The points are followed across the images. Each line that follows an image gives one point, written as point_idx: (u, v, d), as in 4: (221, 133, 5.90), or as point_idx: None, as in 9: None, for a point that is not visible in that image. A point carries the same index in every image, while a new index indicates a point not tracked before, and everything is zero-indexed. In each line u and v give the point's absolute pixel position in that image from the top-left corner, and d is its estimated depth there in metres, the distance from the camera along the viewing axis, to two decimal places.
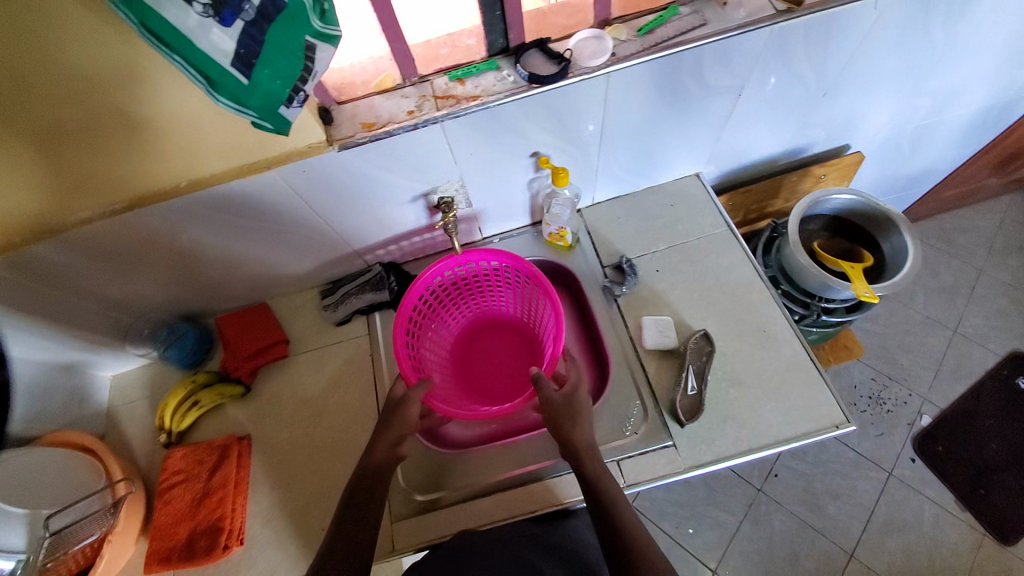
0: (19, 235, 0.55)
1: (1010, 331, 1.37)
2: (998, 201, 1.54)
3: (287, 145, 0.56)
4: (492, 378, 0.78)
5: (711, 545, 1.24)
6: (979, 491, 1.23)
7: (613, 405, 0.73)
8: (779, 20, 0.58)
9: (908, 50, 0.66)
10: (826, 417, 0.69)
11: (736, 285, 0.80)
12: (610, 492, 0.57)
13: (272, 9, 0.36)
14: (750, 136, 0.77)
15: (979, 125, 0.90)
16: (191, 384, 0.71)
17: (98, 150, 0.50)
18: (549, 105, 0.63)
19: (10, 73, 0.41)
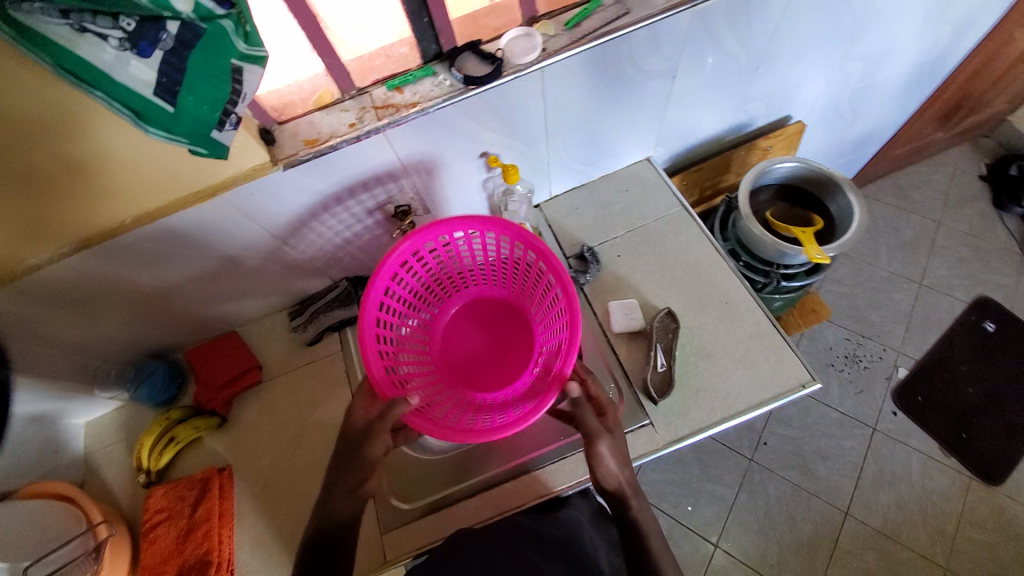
0: None
1: (968, 279, 1.57)
2: (948, 154, 1.75)
3: (231, 170, 0.61)
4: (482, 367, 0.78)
5: (712, 520, 1.34)
6: (962, 435, 1.39)
7: None
8: (697, 3, 0.65)
9: (830, 11, 0.79)
10: (793, 378, 0.73)
11: (697, 262, 0.84)
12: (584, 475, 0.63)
13: (190, 36, 0.40)
14: (692, 116, 0.88)
15: (914, 80, 1.12)
16: (167, 421, 0.81)
17: (48, 197, 0.56)
18: (488, 104, 0.66)
19: None
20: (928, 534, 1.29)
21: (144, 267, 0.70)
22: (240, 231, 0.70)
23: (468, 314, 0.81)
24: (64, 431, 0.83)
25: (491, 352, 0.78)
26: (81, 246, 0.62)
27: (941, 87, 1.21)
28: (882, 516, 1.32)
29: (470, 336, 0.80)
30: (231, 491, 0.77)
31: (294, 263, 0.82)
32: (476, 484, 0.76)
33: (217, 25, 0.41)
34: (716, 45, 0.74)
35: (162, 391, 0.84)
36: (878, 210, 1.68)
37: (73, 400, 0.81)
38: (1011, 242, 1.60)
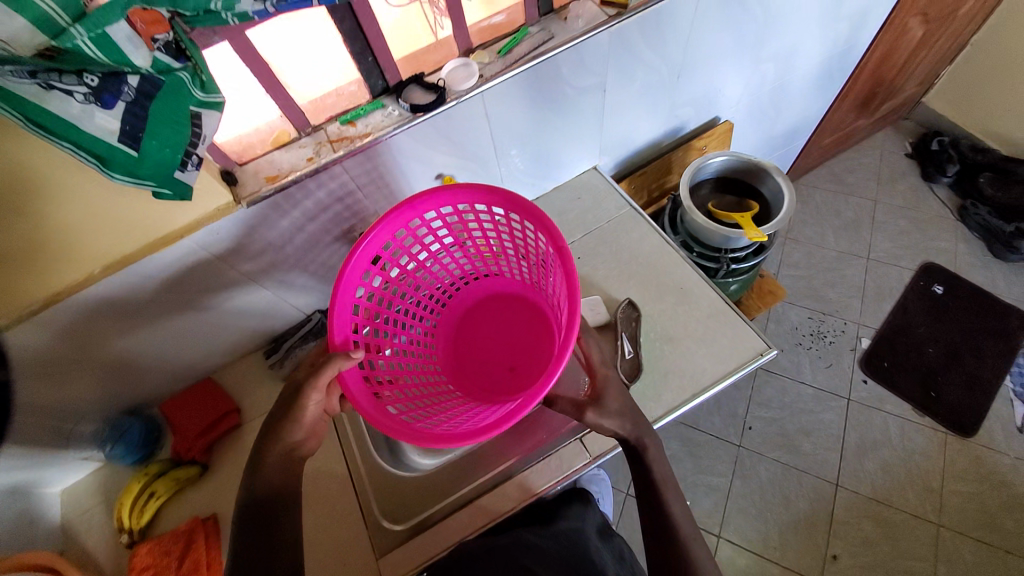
0: None
1: (911, 248, 1.68)
2: (873, 138, 1.90)
3: (197, 212, 0.65)
4: (483, 369, 0.75)
5: (710, 511, 1.35)
6: (930, 394, 1.46)
7: (564, 384, 0.80)
8: (613, 23, 0.73)
9: (734, 19, 0.88)
10: (750, 348, 0.79)
11: (651, 254, 0.90)
12: None
13: (150, 87, 0.45)
14: (629, 123, 0.96)
15: (824, 75, 1.24)
16: (145, 476, 0.81)
17: (15, 253, 0.58)
18: (436, 128, 0.72)
19: None
20: (915, 494, 1.34)
21: (116, 319, 0.71)
22: (209, 271, 0.73)
23: (463, 319, 0.79)
24: (39, 501, 0.80)
25: (498, 356, 0.76)
26: (49, 302, 0.63)
27: (852, 78, 1.34)
28: (871, 482, 1.36)
29: (468, 340, 0.77)
30: (218, 539, 0.76)
31: (266, 298, 0.84)
32: (465, 494, 0.76)
33: (173, 76, 0.46)
34: (637, 59, 0.82)
35: (139, 446, 0.84)
36: (820, 196, 1.80)
37: (45, 470, 0.79)
38: (942, 210, 1.74)
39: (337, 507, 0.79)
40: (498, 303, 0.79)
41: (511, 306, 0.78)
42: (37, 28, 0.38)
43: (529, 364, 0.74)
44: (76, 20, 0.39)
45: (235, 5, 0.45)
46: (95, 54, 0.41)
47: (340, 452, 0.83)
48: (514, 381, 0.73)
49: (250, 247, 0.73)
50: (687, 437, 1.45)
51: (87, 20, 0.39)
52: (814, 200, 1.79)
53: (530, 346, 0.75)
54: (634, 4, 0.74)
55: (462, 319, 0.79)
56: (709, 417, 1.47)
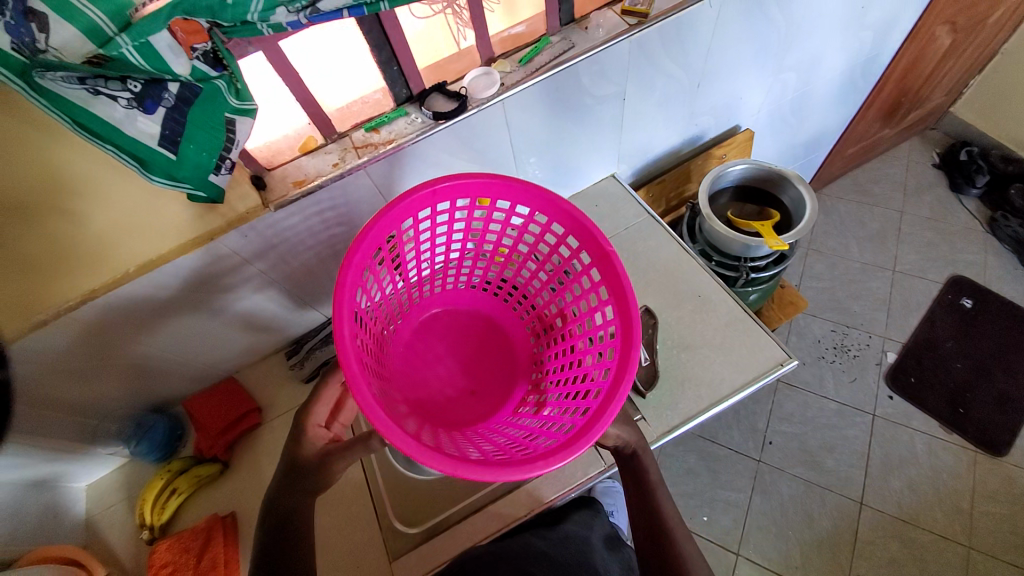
0: None
1: (937, 261, 1.64)
2: (899, 149, 1.87)
3: (226, 216, 0.67)
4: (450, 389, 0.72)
5: (729, 528, 1.32)
6: (959, 411, 1.41)
7: None
8: (634, 32, 0.74)
9: (755, 28, 0.88)
10: (770, 358, 0.78)
11: (668, 262, 0.90)
12: None
13: (189, 94, 0.48)
14: (648, 132, 0.96)
15: (848, 84, 1.23)
16: (168, 473, 0.82)
17: (56, 254, 0.61)
18: (457, 135, 0.73)
19: None
20: (944, 514, 1.29)
21: (145, 319, 0.73)
22: (233, 274, 0.75)
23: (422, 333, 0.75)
24: (65, 495, 0.83)
25: (466, 375, 0.74)
26: (83, 299, 0.65)
27: (876, 87, 1.32)
28: (897, 502, 1.31)
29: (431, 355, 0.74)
30: (235, 538, 0.78)
31: (288, 300, 0.86)
32: (477, 500, 0.75)
33: (211, 85, 0.49)
34: (657, 69, 0.83)
35: (163, 443, 0.86)
36: (843, 207, 1.77)
37: (73, 464, 0.81)
38: (971, 222, 1.69)
39: (351, 509, 0.79)
40: (456, 320, 0.77)
41: (477, 326, 0.77)
42: (86, 37, 0.41)
43: (502, 386, 0.73)
44: (122, 30, 0.42)
45: (271, 17, 0.47)
46: (138, 62, 0.43)
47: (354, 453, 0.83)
48: (480, 404, 0.72)
49: (273, 249, 0.75)
50: (705, 450, 1.42)
51: (132, 29, 0.41)
52: (837, 211, 1.76)
53: (502, 369, 0.75)
54: (654, 13, 0.75)
55: (416, 338, 0.75)
56: (727, 431, 1.44)
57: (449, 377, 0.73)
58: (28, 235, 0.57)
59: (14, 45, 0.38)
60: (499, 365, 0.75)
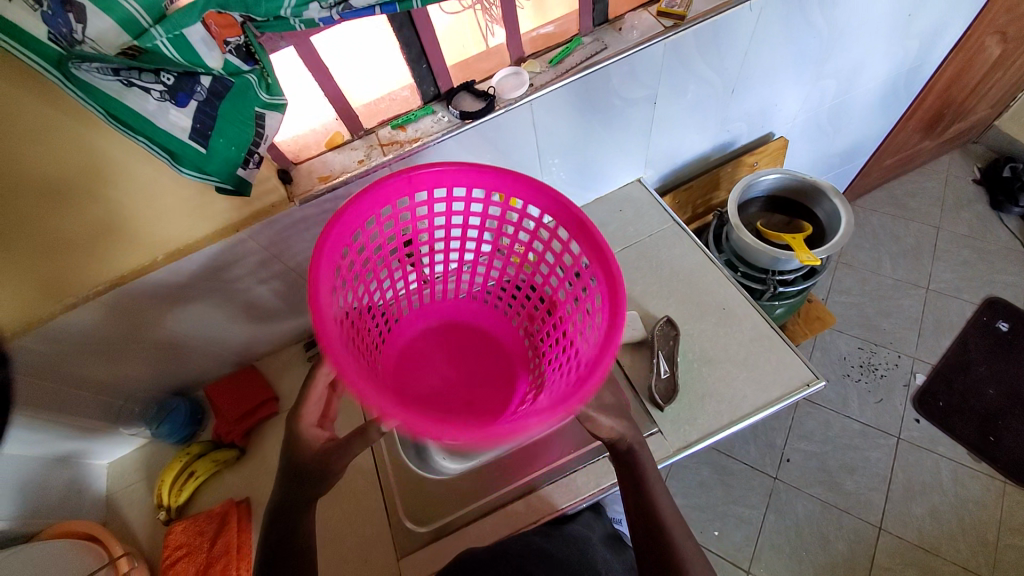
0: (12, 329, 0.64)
1: (974, 281, 1.57)
2: (939, 162, 1.79)
3: (252, 208, 0.68)
4: (445, 395, 0.69)
5: (741, 545, 1.29)
6: (989, 438, 1.35)
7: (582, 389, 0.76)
8: (669, 35, 0.72)
9: (795, 32, 0.84)
10: (796, 377, 0.75)
11: (692, 271, 0.88)
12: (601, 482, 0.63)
13: (221, 88, 0.48)
14: (678, 137, 0.94)
15: (889, 93, 1.18)
16: (187, 456, 0.83)
17: (87, 241, 0.62)
18: (483, 136, 0.73)
19: (10, 185, 0.53)
20: (968, 544, 1.24)
21: (170, 307, 0.75)
22: (257, 265, 0.76)
23: (418, 341, 0.72)
24: (87, 472, 0.85)
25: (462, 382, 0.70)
26: (113, 284, 0.67)
27: (919, 97, 1.27)
28: (918, 528, 1.27)
29: (427, 363, 0.71)
30: (248, 524, 0.78)
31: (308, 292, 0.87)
32: (486, 503, 0.75)
33: (242, 79, 0.49)
34: (690, 73, 0.81)
35: (183, 427, 0.87)
36: (877, 220, 1.71)
37: (95, 442, 0.83)
38: (1012, 241, 1.61)
39: (361, 504, 0.79)
40: (451, 327, 0.75)
41: (476, 332, 0.74)
42: (122, 28, 0.41)
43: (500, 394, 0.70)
44: (157, 22, 0.42)
45: (304, 13, 0.47)
46: (172, 55, 0.43)
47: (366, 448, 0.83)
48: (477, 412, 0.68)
49: (296, 242, 0.75)
50: (719, 464, 1.40)
51: (168, 22, 0.41)
52: (870, 224, 1.70)
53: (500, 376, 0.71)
54: (692, 15, 0.73)
55: (412, 346, 0.72)
56: (743, 446, 1.41)
57: (446, 384, 0.70)
58: (60, 222, 0.59)
59: (53, 36, 0.39)
60: (497, 373, 0.72)
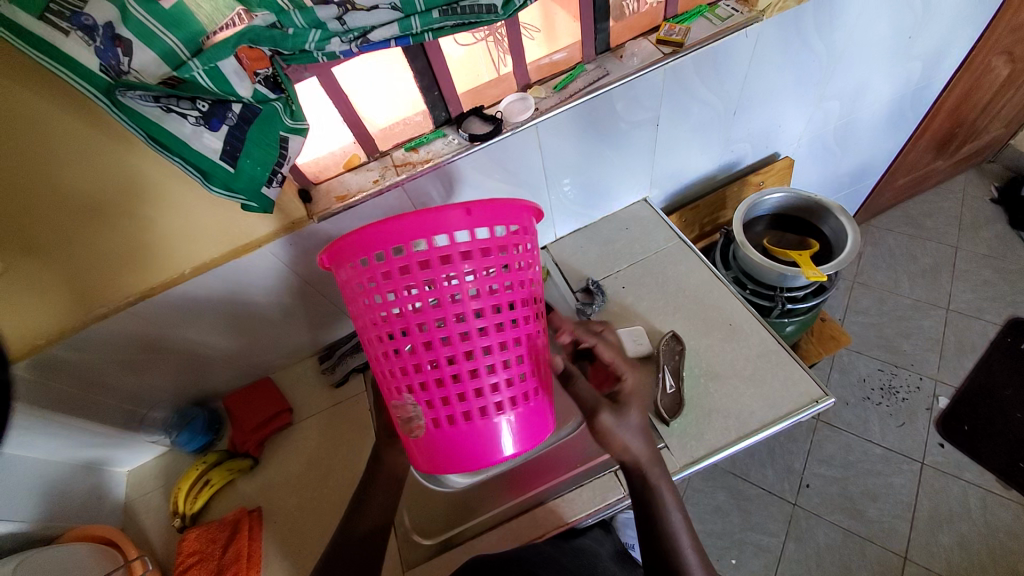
0: (45, 338, 0.69)
1: (997, 301, 1.53)
2: (955, 182, 1.78)
3: (275, 224, 0.72)
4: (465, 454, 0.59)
5: (759, 573, 1.25)
6: (1019, 464, 1.29)
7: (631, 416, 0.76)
8: (669, 60, 0.75)
9: (795, 56, 0.87)
10: (805, 394, 0.75)
11: (697, 288, 0.89)
12: None
13: (250, 114, 0.53)
14: (682, 158, 0.97)
15: (895, 115, 1.19)
16: (203, 464, 0.86)
17: (121, 255, 0.67)
18: (491, 157, 0.76)
19: (60, 198, 0.59)
20: None
21: (194, 319, 0.79)
22: (274, 278, 0.80)
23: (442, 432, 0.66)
24: (108, 479, 0.88)
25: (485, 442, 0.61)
26: (143, 295, 0.72)
27: (926, 118, 1.27)
28: (946, 559, 1.21)
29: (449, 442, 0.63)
30: (260, 533, 0.80)
31: (325, 306, 0.91)
32: (493, 516, 0.75)
33: (269, 106, 0.54)
34: (691, 96, 0.84)
35: (201, 437, 0.89)
36: (893, 239, 1.69)
37: (117, 449, 0.87)
38: None
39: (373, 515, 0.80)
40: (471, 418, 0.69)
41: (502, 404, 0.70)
42: (163, 60, 0.46)
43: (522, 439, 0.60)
44: (194, 55, 0.47)
45: (326, 46, 0.52)
46: (206, 84, 0.48)
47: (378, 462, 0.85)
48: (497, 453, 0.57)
49: (313, 257, 0.79)
50: (734, 487, 1.37)
51: (204, 55, 0.46)
52: (885, 244, 1.68)
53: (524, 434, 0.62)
54: (690, 43, 0.76)
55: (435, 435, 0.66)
56: (760, 469, 1.38)
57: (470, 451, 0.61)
58: (99, 237, 0.64)
59: (103, 67, 0.44)
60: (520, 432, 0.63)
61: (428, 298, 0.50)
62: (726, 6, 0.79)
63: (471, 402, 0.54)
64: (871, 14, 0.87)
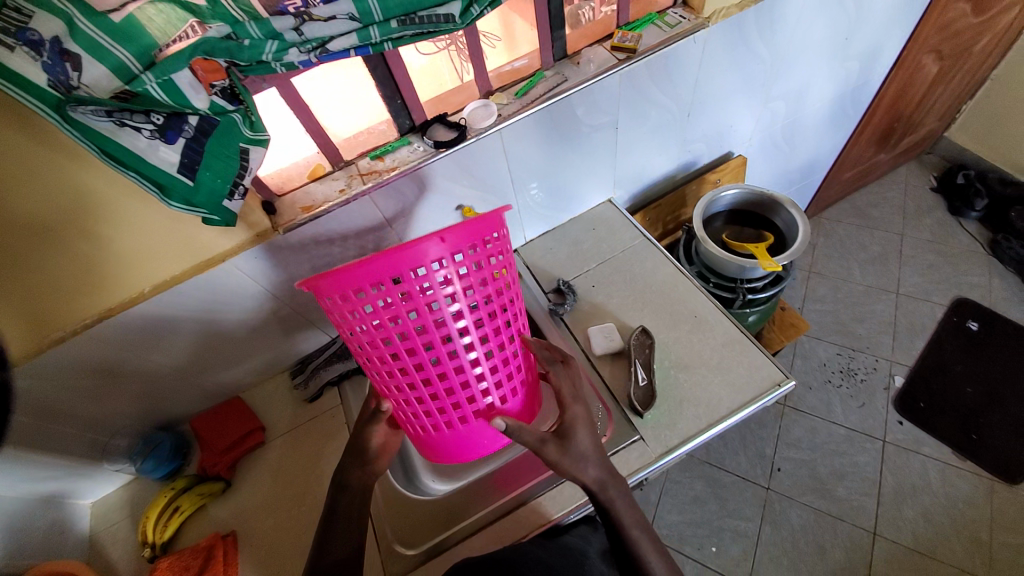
0: None
1: (942, 283, 1.63)
2: (897, 173, 1.89)
3: (238, 237, 0.71)
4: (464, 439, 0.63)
5: (739, 559, 1.28)
6: (971, 436, 1.38)
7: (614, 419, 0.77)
8: (624, 66, 0.78)
9: (742, 59, 0.92)
10: (768, 378, 0.78)
11: (663, 282, 0.92)
12: (597, 494, 0.64)
13: (207, 126, 0.52)
14: (642, 159, 1.00)
15: (836, 112, 1.27)
16: (172, 491, 0.83)
17: (77, 276, 0.65)
18: (458, 163, 0.77)
19: (11, 220, 0.56)
20: (961, 543, 1.25)
21: (159, 338, 0.77)
22: (243, 293, 0.78)
23: None
24: (71, 512, 0.84)
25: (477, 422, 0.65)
26: (103, 316, 0.70)
27: (867, 114, 1.36)
28: (911, 531, 1.27)
29: None
30: (235, 558, 0.77)
31: (295, 320, 0.89)
32: (475, 521, 0.75)
33: (228, 117, 0.54)
34: (647, 99, 0.87)
35: (167, 462, 0.86)
36: (843, 230, 1.78)
37: (79, 481, 0.83)
38: (973, 244, 1.69)
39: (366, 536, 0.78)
40: None
41: None
42: (114, 75, 0.45)
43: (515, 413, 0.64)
44: (147, 68, 0.47)
45: (284, 57, 0.53)
46: (161, 97, 0.48)
47: None
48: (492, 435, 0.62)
49: (281, 270, 0.78)
50: (711, 476, 1.40)
51: (158, 68, 0.46)
52: (837, 234, 1.77)
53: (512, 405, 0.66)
54: (642, 48, 0.79)
55: None
56: (734, 457, 1.42)
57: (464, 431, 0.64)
58: (53, 259, 0.62)
59: (52, 82, 0.43)
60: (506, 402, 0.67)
61: (423, 324, 0.49)
62: (675, 13, 0.82)
63: (469, 407, 0.57)
64: (808, 19, 0.93)
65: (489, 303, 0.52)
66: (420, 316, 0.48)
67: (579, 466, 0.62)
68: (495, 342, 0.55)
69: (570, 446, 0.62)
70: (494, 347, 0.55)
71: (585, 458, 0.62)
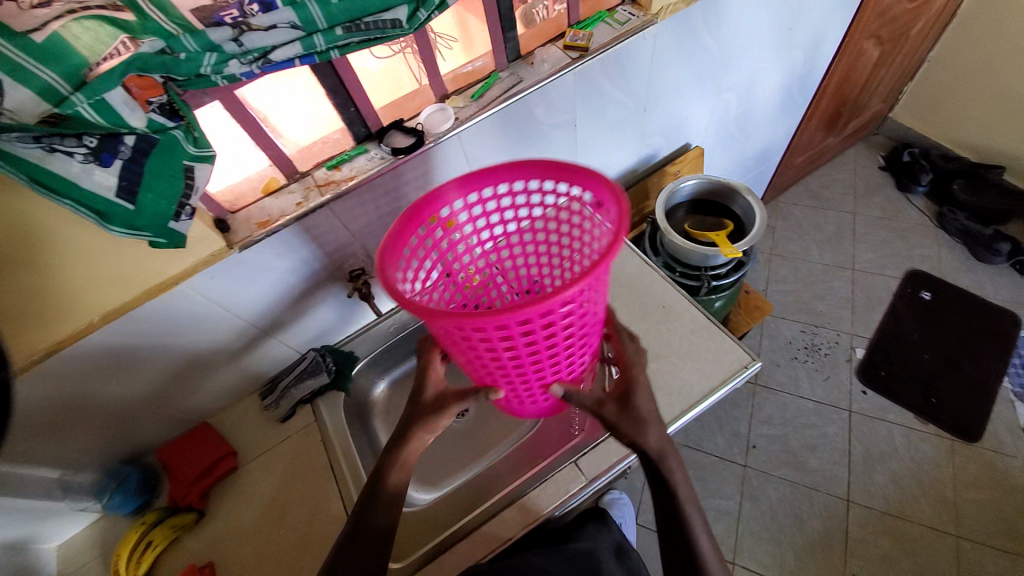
0: None
1: (894, 257, 1.71)
2: (847, 154, 1.97)
3: (189, 259, 0.67)
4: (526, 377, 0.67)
5: (722, 538, 1.31)
6: (931, 400, 1.45)
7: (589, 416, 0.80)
8: (578, 64, 0.79)
9: (694, 52, 0.94)
10: (736, 361, 0.80)
11: (631, 274, 0.93)
12: None
13: (146, 145, 0.51)
14: (603, 155, 1.01)
15: (787, 99, 1.31)
16: (143, 525, 0.79)
17: (21, 310, 0.61)
18: (418, 168, 0.77)
19: None
20: (928, 503, 1.31)
21: (116, 367, 0.73)
22: (202, 315, 0.76)
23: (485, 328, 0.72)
24: (34, 557, 0.79)
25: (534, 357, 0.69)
26: (51, 351, 0.65)
27: (815, 99, 1.41)
28: (882, 495, 1.33)
29: None
30: None
31: (262, 338, 0.87)
32: (461, 528, 0.74)
33: (168, 135, 0.52)
34: (603, 96, 0.88)
35: (135, 496, 0.82)
36: (800, 212, 1.85)
37: (40, 523, 0.78)
38: (921, 218, 1.77)
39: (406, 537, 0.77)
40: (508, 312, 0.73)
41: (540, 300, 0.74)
42: (41, 97, 0.43)
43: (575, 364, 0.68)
44: (77, 89, 0.44)
45: (224, 69, 0.52)
46: (94, 117, 0.46)
47: (335, 490, 0.82)
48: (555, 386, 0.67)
49: (243, 288, 0.76)
50: (691, 459, 1.43)
51: (88, 88, 0.44)
52: (794, 216, 1.84)
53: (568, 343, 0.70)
54: (595, 46, 0.79)
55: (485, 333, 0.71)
56: (711, 438, 1.46)
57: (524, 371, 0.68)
58: None
59: None
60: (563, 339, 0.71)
61: (524, 336, 0.51)
62: (624, 10, 0.83)
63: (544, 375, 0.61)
64: (753, 10, 0.95)
65: (585, 310, 0.53)
66: (523, 333, 0.50)
67: (638, 428, 0.63)
68: (580, 332, 0.57)
69: (632, 409, 0.63)
70: (579, 336, 0.57)
71: (647, 421, 0.63)
